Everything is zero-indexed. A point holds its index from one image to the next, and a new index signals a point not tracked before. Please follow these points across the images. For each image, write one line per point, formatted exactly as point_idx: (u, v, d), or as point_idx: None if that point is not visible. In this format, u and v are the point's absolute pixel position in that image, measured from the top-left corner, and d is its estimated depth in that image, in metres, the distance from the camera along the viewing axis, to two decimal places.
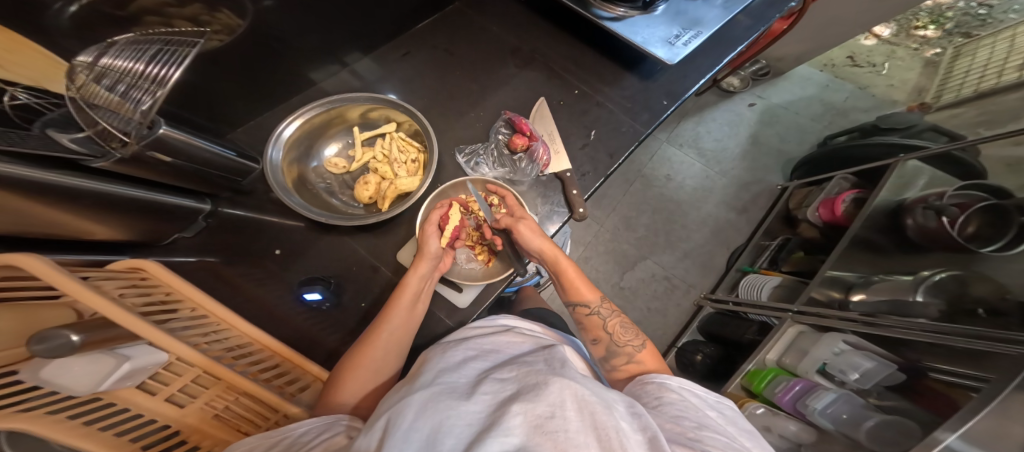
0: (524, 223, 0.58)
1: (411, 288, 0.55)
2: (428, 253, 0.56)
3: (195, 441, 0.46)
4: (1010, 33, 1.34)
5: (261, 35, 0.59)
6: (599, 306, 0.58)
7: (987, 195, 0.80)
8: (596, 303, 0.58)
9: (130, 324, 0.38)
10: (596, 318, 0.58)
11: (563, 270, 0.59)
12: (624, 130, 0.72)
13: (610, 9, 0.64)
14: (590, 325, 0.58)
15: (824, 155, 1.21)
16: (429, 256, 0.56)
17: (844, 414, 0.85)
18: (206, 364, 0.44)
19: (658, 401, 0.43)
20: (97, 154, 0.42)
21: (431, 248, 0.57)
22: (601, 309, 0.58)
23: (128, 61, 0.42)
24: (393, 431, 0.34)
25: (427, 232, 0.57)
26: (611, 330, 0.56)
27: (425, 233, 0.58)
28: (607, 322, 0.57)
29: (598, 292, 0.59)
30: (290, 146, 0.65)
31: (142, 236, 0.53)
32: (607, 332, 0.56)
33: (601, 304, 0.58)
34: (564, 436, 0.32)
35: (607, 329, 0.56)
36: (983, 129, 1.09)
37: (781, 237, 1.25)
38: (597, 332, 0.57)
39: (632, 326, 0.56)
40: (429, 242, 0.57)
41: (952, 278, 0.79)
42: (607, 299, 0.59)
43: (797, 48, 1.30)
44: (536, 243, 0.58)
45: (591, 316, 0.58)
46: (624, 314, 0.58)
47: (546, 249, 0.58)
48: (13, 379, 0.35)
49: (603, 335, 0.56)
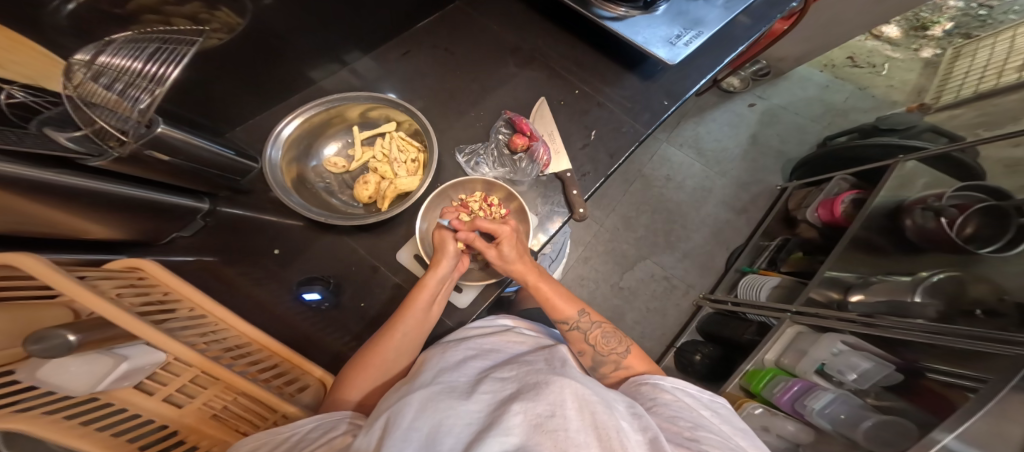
0: (504, 244, 0.55)
1: (429, 289, 0.54)
2: (448, 250, 0.56)
3: (194, 441, 0.46)
4: (1009, 34, 1.34)
5: (260, 33, 0.58)
6: (578, 321, 0.56)
7: (986, 197, 0.79)
8: (575, 319, 0.56)
9: (126, 325, 0.38)
10: (576, 332, 0.56)
11: (539, 291, 0.57)
12: (625, 130, 0.72)
13: (612, 9, 0.64)
14: (571, 339, 0.56)
15: (823, 155, 1.22)
16: (450, 253, 0.56)
17: (842, 414, 0.86)
18: (203, 363, 0.44)
19: (653, 402, 0.43)
20: (94, 153, 0.41)
21: (449, 247, 0.56)
22: (580, 323, 0.56)
23: (127, 59, 0.41)
24: (392, 430, 0.34)
25: (444, 230, 0.57)
26: (593, 341, 0.55)
27: (439, 231, 0.57)
28: (588, 334, 0.55)
29: (580, 306, 0.57)
30: (289, 145, 0.64)
31: (141, 236, 0.53)
32: (590, 344, 0.55)
33: (580, 318, 0.56)
34: (564, 436, 0.32)
35: (590, 341, 0.55)
36: (982, 130, 1.10)
37: (781, 237, 1.25)
38: (580, 345, 0.56)
39: (616, 334, 0.55)
40: (445, 242, 0.56)
41: (950, 279, 0.79)
42: (588, 313, 0.56)
43: (798, 49, 1.30)
44: (503, 267, 0.57)
45: (572, 331, 0.56)
46: (608, 322, 0.56)
47: (520, 270, 0.56)
48: (11, 379, 0.35)
49: (586, 347, 0.55)
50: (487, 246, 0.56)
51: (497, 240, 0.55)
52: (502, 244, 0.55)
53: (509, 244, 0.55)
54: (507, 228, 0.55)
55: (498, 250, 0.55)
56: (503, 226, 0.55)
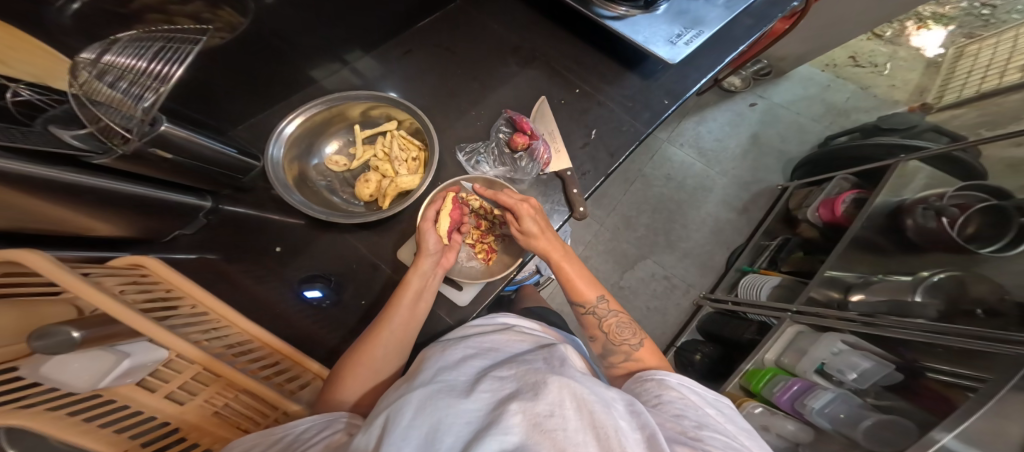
0: (523, 219, 0.57)
1: (413, 286, 0.55)
2: (426, 249, 0.56)
3: (195, 439, 0.46)
4: (1013, 34, 1.35)
5: (262, 33, 0.59)
6: (596, 306, 0.57)
7: (987, 196, 0.80)
8: (593, 303, 0.57)
9: (131, 321, 0.38)
10: (592, 317, 0.57)
11: (562, 272, 0.58)
12: (625, 129, 0.72)
13: (613, 8, 0.64)
14: (587, 323, 0.58)
15: (825, 155, 1.22)
16: (429, 251, 0.56)
17: (842, 413, 0.86)
18: (205, 360, 0.45)
19: (659, 399, 0.43)
20: (99, 151, 0.42)
21: (430, 245, 0.57)
22: (598, 308, 0.57)
23: (131, 58, 0.42)
24: (392, 428, 0.35)
25: (423, 229, 0.57)
26: (607, 329, 0.56)
27: (421, 229, 0.58)
28: (603, 321, 0.56)
29: (599, 291, 0.58)
30: (291, 143, 0.65)
31: (144, 233, 0.53)
32: (603, 331, 0.56)
33: (598, 304, 0.57)
34: (563, 435, 0.33)
35: (603, 328, 0.56)
36: (983, 130, 1.10)
37: (781, 237, 1.26)
38: (593, 331, 0.57)
39: (631, 325, 0.56)
40: (427, 238, 0.57)
41: (951, 278, 0.79)
42: (607, 299, 0.57)
43: (799, 48, 1.30)
44: (528, 246, 0.58)
45: (587, 315, 0.57)
46: (625, 313, 0.57)
47: (544, 248, 0.57)
48: (13, 376, 0.35)
49: (598, 333, 0.57)
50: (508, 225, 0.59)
51: (517, 217, 0.57)
52: (520, 220, 0.57)
53: (529, 219, 0.57)
54: (525, 206, 0.57)
55: (520, 228, 0.57)
56: (520, 203, 0.57)
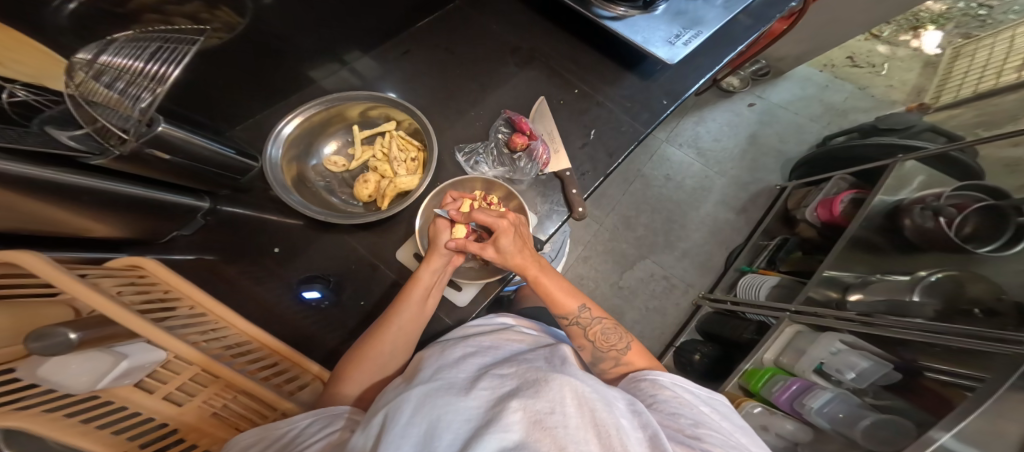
0: (501, 238, 0.54)
1: (423, 282, 0.55)
2: (440, 246, 0.56)
3: (194, 440, 0.46)
4: (1010, 34, 1.34)
5: (260, 33, 0.58)
6: (579, 316, 0.56)
7: (985, 196, 0.80)
8: (575, 314, 0.56)
9: (127, 321, 0.38)
10: (577, 328, 0.56)
11: (541, 286, 0.56)
12: (624, 129, 0.72)
13: (611, 8, 0.64)
14: (572, 335, 0.56)
15: (823, 154, 1.23)
16: (440, 251, 0.56)
17: (841, 413, 0.86)
18: (203, 360, 0.44)
19: (653, 399, 0.43)
20: (97, 151, 0.42)
21: (443, 242, 0.56)
22: (581, 318, 0.56)
23: (128, 59, 0.42)
24: (391, 427, 0.34)
25: (439, 227, 0.58)
26: (593, 337, 0.55)
27: (437, 227, 0.58)
28: (588, 330, 0.55)
29: (581, 300, 0.56)
30: (289, 144, 0.65)
31: (142, 234, 0.53)
32: (590, 340, 0.55)
33: (580, 313, 0.56)
34: (563, 432, 0.33)
35: (589, 336, 0.55)
36: (981, 130, 1.10)
37: (780, 237, 1.26)
38: (580, 340, 0.55)
39: (616, 329, 0.55)
40: (441, 236, 0.57)
41: (949, 279, 0.79)
42: (589, 307, 0.56)
43: (797, 48, 1.30)
44: (502, 263, 0.56)
45: (571, 326, 0.56)
46: (609, 318, 0.56)
47: (520, 265, 0.55)
48: (11, 378, 0.35)
49: (586, 342, 0.55)
50: (484, 246, 0.55)
51: (494, 235, 0.54)
52: (498, 237, 0.54)
53: (507, 238, 0.54)
54: (503, 223, 0.54)
55: (495, 246, 0.55)
56: (498, 220, 0.54)
